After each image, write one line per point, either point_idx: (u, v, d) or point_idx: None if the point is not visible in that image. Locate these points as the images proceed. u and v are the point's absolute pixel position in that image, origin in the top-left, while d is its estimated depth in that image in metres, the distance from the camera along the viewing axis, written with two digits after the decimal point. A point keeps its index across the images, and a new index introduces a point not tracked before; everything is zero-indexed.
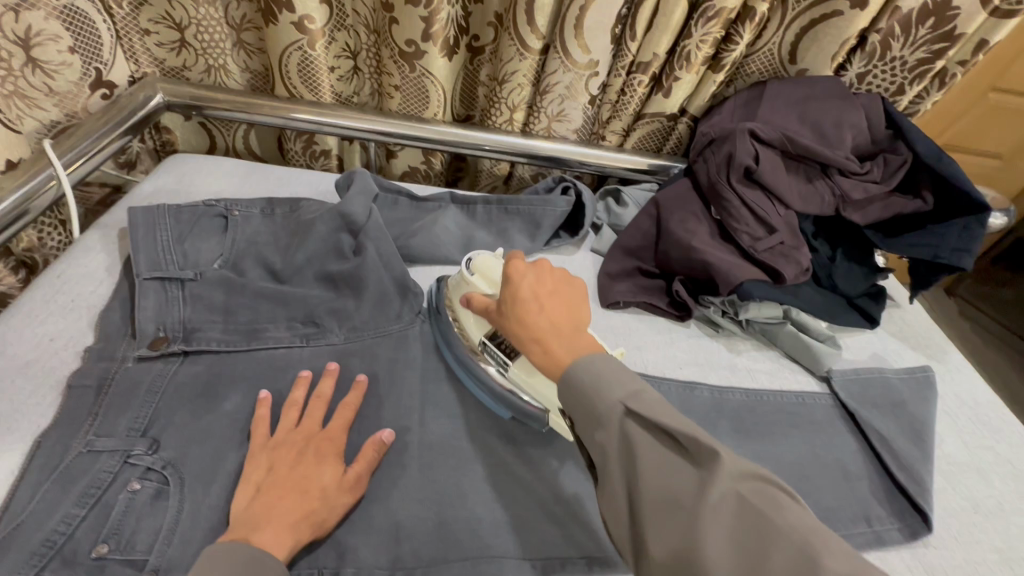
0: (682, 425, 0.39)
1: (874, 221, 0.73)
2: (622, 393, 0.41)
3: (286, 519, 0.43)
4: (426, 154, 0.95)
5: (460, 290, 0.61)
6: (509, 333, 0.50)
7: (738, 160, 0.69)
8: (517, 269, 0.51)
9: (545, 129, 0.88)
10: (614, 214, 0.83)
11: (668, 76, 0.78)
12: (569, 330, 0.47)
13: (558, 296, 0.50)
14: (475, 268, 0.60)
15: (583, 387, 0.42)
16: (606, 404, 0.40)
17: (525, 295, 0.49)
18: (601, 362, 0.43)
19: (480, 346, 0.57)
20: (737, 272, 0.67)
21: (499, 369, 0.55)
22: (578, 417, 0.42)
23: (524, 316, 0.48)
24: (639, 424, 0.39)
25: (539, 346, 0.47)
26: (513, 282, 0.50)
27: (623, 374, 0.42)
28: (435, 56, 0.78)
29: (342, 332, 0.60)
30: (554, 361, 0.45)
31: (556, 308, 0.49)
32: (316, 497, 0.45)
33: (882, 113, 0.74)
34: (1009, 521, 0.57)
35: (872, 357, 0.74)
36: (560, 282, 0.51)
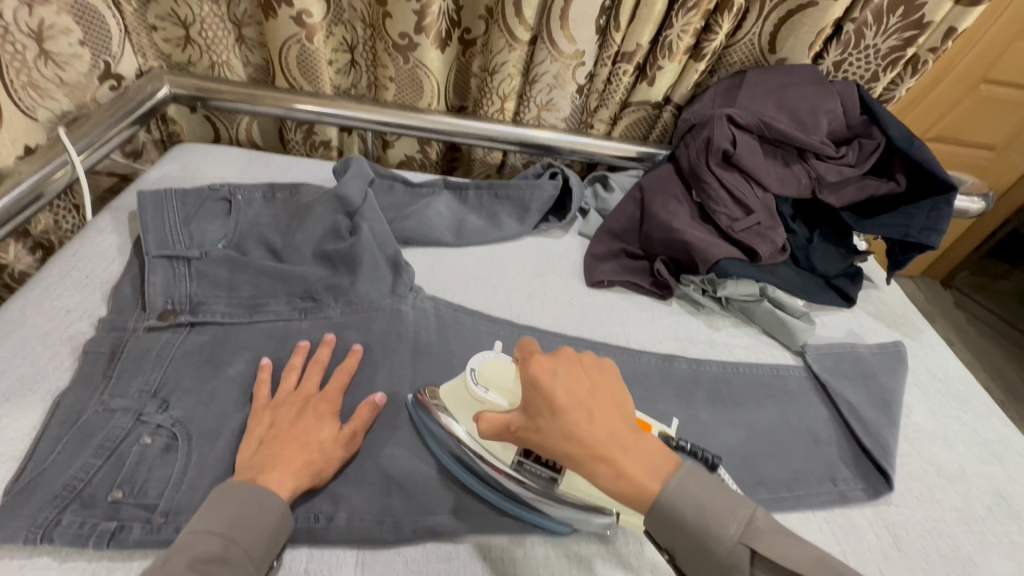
0: (811, 561, 0.38)
1: (849, 202, 0.76)
2: (737, 528, 0.39)
3: (290, 465, 0.46)
4: (421, 143, 0.98)
5: (473, 413, 0.52)
6: (560, 454, 0.42)
7: (716, 145, 0.72)
8: (547, 379, 0.43)
9: (535, 119, 0.91)
10: (601, 199, 0.86)
11: (652, 66, 0.81)
12: (630, 435, 0.42)
13: (598, 394, 0.44)
14: (481, 379, 0.52)
15: (689, 530, 0.39)
16: (722, 544, 0.39)
17: (571, 408, 0.42)
18: (688, 485, 0.41)
19: (517, 468, 0.50)
20: (714, 250, 0.71)
21: (547, 485, 0.50)
22: (687, 557, 0.40)
23: (577, 429, 0.41)
24: (765, 567, 0.38)
25: (605, 467, 0.41)
26: (550, 395, 0.43)
27: (727, 500, 0.40)
28: (428, 48, 0.82)
29: (339, 306, 0.64)
30: (630, 483, 0.40)
31: (605, 414, 0.43)
32: (314, 450, 0.48)
33: (857, 99, 0.76)
34: (970, 483, 0.60)
35: (848, 333, 0.77)
36: (591, 376, 0.45)
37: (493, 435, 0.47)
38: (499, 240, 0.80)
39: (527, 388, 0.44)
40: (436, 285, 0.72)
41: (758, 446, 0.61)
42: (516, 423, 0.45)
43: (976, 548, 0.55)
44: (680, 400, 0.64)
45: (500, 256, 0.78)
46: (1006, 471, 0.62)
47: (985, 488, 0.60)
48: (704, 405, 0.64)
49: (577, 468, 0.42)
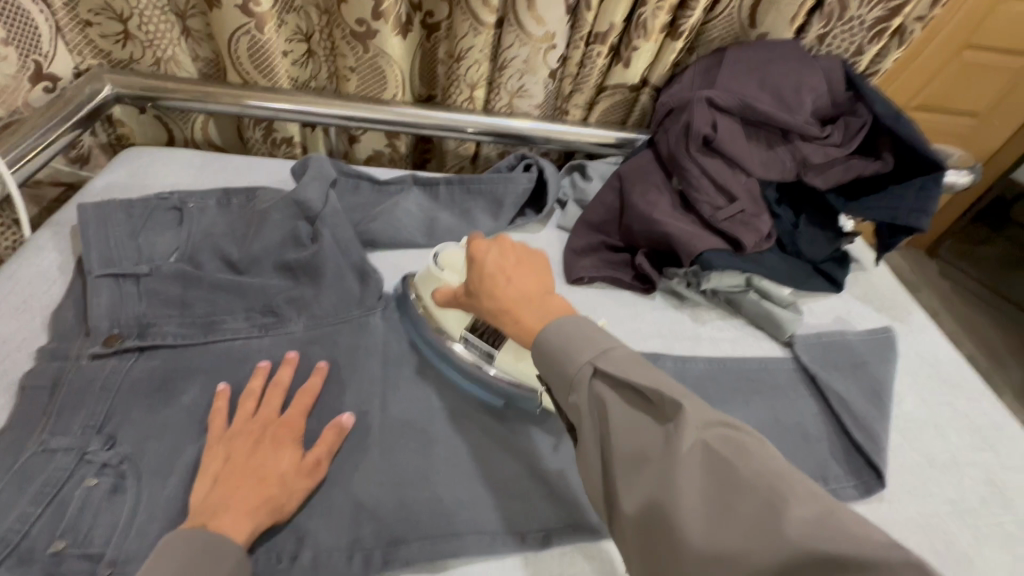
0: (649, 379, 0.40)
1: (835, 185, 0.73)
2: (592, 353, 0.42)
3: (249, 503, 0.44)
4: (389, 137, 0.93)
5: (430, 285, 0.59)
6: (480, 311, 0.50)
7: (696, 129, 0.68)
8: (478, 247, 0.50)
9: (507, 107, 0.86)
10: (579, 189, 0.82)
11: (627, 46, 0.77)
12: (536, 298, 0.48)
13: (522, 267, 0.50)
14: (445, 263, 0.59)
15: (555, 349, 0.43)
16: (572, 363, 0.42)
17: (490, 271, 0.49)
18: (569, 324, 0.44)
19: (462, 341, 0.57)
20: (697, 241, 0.67)
21: (485, 360, 0.56)
22: (550, 377, 0.43)
23: (494, 289, 0.48)
24: (609, 383, 0.41)
25: (508, 318, 0.47)
26: (477, 260, 0.50)
27: (591, 334, 0.43)
28: (387, 35, 0.76)
29: (302, 321, 0.60)
30: (523, 329, 0.47)
31: (519, 279, 0.49)
32: (275, 486, 0.46)
33: (841, 74, 0.73)
34: (962, 473, 0.59)
35: (836, 320, 0.74)
36: (522, 255, 0.52)
37: (445, 303, 0.55)
38: (473, 238, 0.76)
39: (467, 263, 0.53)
40: None
41: None
42: (455, 292, 0.54)
43: (969, 541, 0.53)
44: None
45: None
46: (998, 457, 0.61)
47: (977, 477, 0.59)
48: None
49: (491, 317, 0.49)
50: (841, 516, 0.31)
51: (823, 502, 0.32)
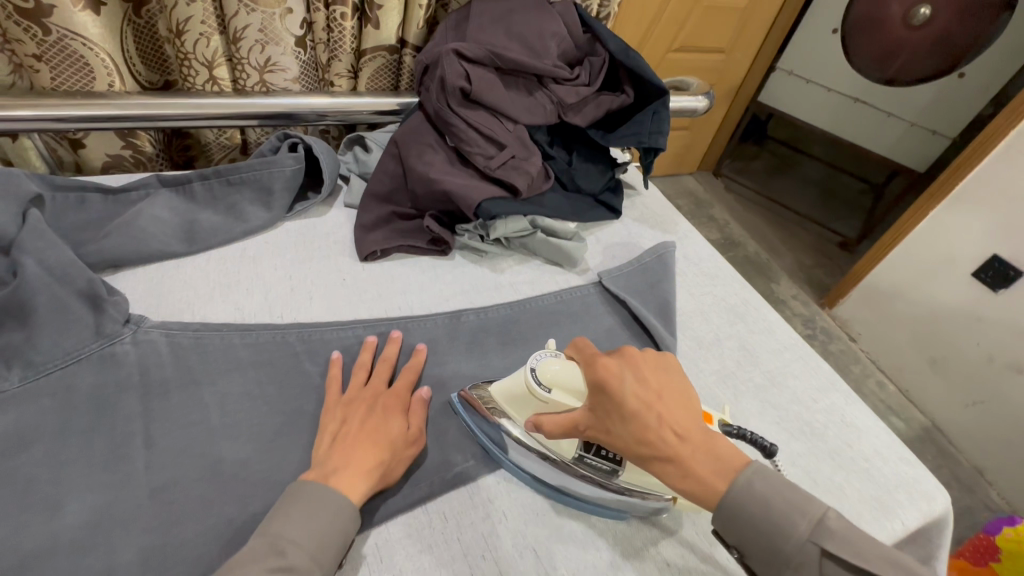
0: (870, 548, 0.38)
1: (593, 120, 0.79)
2: (809, 526, 0.39)
3: (364, 465, 0.45)
4: (123, 138, 0.78)
5: (530, 405, 0.50)
6: (614, 446, 0.43)
7: (450, 83, 0.68)
8: (612, 373, 0.43)
9: (260, 84, 0.78)
10: (360, 162, 0.78)
11: (370, 6, 0.74)
12: (704, 437, 0.42)
13: (665, 394, 0.44)
14: (543, 379, 0.47)
15: (760, 522, 0.39)
16: (791, 541, 0.39)
17: (635, 407, 0.42)
18: (762, 484, 0.40)
19: (577, 463, 0.49)
20: (473, 193, 0.68)
21: (605, 478, 0.49)
22: (752, 551, 0.40)
23: (647, 433, 0.41)
24: (839, 564, 0.37)
25: (674, 466, 0.41)
26: (614, 392, 0.43)
27: (798, 494, 0.40)
28: (69, 9, 0.62)
29: (15, 372, 0.48)
30: (705, 490, 0.41)
31: (678, 411, 0.43)
32: (386, 449, 0.47)
33: (576, 17, 0.78)
34: (723, 347, 0.70)
35: (622, 242, 0.83)
36: (655, 373, 0.45)
37: (556, 433, 0.46)
38: (245, 234, 0.68)
39: (585, 374, 0.46)
40: (171, 307, 0.58)
41: None
42: (581, 425, 0.45)
43: (732, 399, 0.64)
44: (473, 353, 0.62)
45: (251, 252, 0.67)
46: (748, 326, 0.74)
47: (733, 346, 0.70)
48: (495, 351, 0.63)
49: (637, 459, 0.43)
50: None
51: None
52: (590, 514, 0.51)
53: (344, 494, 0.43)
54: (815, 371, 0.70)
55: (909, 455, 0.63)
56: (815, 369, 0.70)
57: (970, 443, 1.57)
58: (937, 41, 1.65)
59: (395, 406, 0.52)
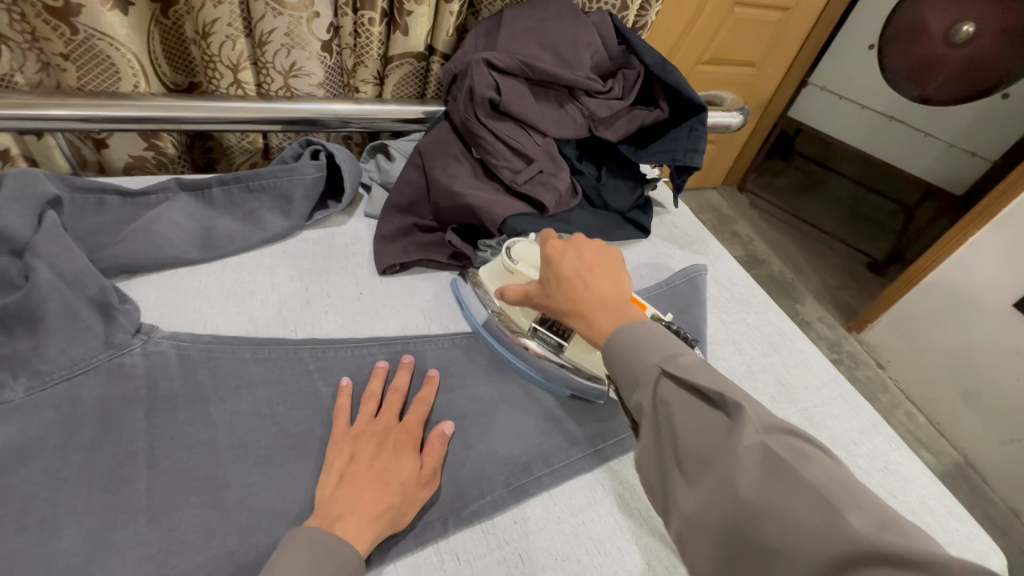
0: (712, 380, 0.38)
1: (624, 135, 0.76)
2: (659, 357, 0.40)
3: (370, 509, 0.43)
4: (146, 138, 0.77)
5: (501, 278, 0.61)
6: (557, 311, 0.50)
7: (479, 94, 0.65)
8: (555, 248, 0.51)
9: (284, 89, 0.76)
10: (382, 171, 0.76)
11: (400, 12, 0.72)
12: (617, 300, 0.46)
13: (600, 270, 0.49)
14: (514, 255, 0.59)
15: (625, 347, 0.41)
16: (644, 364, 0.40)
17: (568, 274, 0.49)
18: (642, 329, 0.42)
19: (531, 334, 0.59)
20: (498, 210, 0.66)
21: (553, 352, 0.58)
22: (617, 374, 0.42)
23: (570, 291, 0.48)
24: (676, 383, 0.38)
25: (583, 317, 0.46)
26: (554, 262, 0.50)
27: (665, 338, 0.41)
28: (96, 8, 0.61)
29: (20, 382, 0.47)
30: (597, 326, 0.45)
31: (603, 284, 0.48)
32: (396, 492, 0.45)
33: (611, 28, 0.75)
34: (756, 379, 0.66)
35: (650, 263, 0.79)
36: (598, 257, 0.51)
37: (513, 302, 0.56)
38: (262, 242, 0.66)
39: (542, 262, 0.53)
40: (183, 317, 0.56)
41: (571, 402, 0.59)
42: (530, 292, 0.53)
43: None
44: (491, 376, 0.59)
45: (267, 261, 0.65)
46: (783, 359, 0.69)
47: (767, 380, 0.66)
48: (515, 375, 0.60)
49: (563, 314, 0.49)
50: (896, 527, 0.29)
51: (891, 515, 0.31)
52: (613, 561, 0.48)
53: (349, 546, 0.40)
54: (855, 411, 0.65)
55: (958, 508, 0.58)
56: (856, 409, 0.65)
57: (1004, 482, 1.49)
58: (965, 63, 1.71)
59: (407, 442, 0.49)
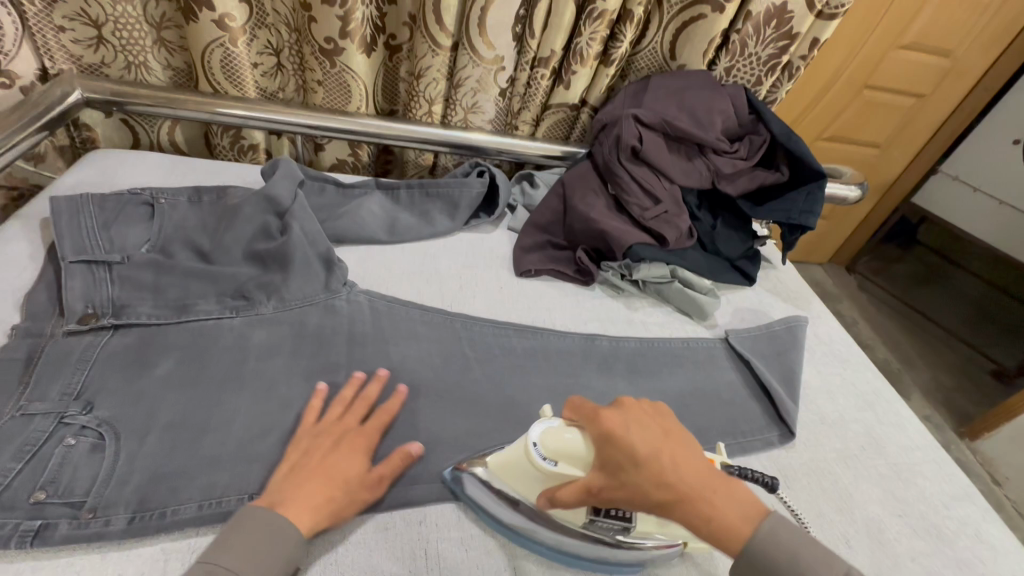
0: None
1: (743, 191, 0.85)
2: (753, 481, 0.49)
3: (311, 500, 0.47)
4: (353, 146, 1.00)
5: (536, 477, 0.49)
6: (633, 500, 0.44)
7: (625, 141, 0.79)
8: (615, 424, 0.45)
9: (462, 121, 0.95)
10: (527, 195, 0.91)
11: (567, 71, 0.88)
12: (722, 483, 0.45)
13: (671, 442, 0.46)
14: (545, 453, 0.48)
15: (771, 549, 0.42)
16: (740, 468, 0.50)
17: (645, 454, 0.44)
18: (782, 529, 0.43)
19: (589, 526, 0.50)
20: (626, 238, 0.77)
21: (619, 537, 0.50)
22: (723, 498, 0.44)
23: (664, 477, 0.43)
24: (742, 474, 0.49)
25: (695, 506, 0.43)
26: (623, 439, 0.44)
27: (780, 506, 0.46)
28: (353, 53, 0.84)
29: (271, 303, 0.65)
30: (721, 522, 0.43)
31: (687, 465, 0.44)
32: (342, 488, 0.49)
33: (745, 100, 0.86)
34: (847, 428, 0.70)
35: (753, 308, 0.86)
36: (653, 418, 0.48)
37: (568, 500, 0.47)
38: (431, 236, 0.83)
39: (595, 442, 0.46)
40: (373, 281, 0.74)
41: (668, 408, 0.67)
42: (593, 488, 0.45)
43: (850, 480, 0.64)
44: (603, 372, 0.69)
45: (431, 251, 0.81)
46: (877, 416, 0.72)
47: (858, 431, 0.70)
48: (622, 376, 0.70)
49: (654, 504, 0.43)
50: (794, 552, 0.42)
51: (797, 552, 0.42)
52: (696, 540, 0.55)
53: (290, 525, 0.44)
54: (950, 478, 0.67)
55: None
56: (950, 476, 0.67)
57: None
58: None
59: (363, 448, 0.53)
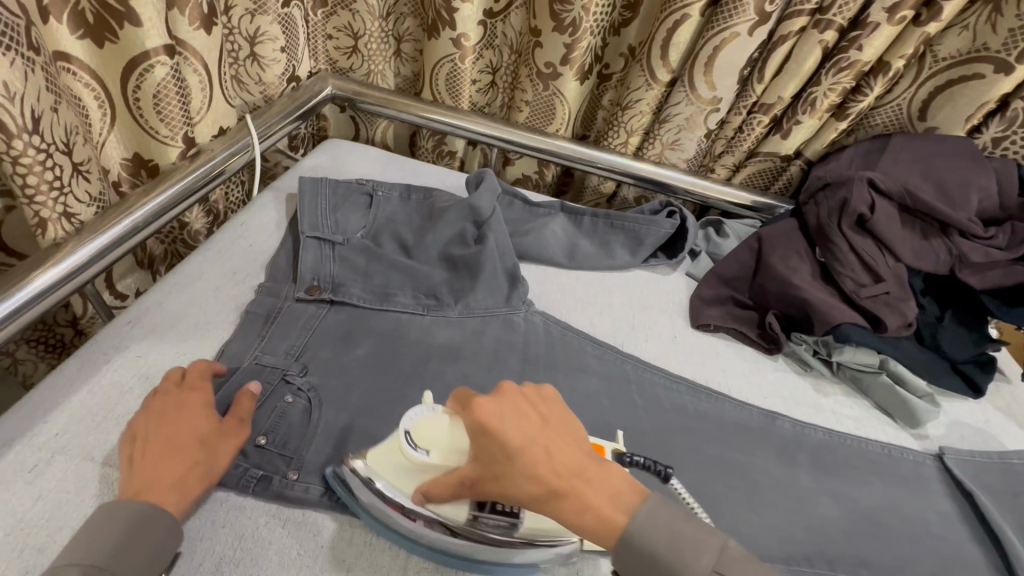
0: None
1: (993, 286, 0.70)
2: (710, 559, 0.38)
3: (168, 477, 0.44)
4: (541, 165, 1.02)
5: (411, 478, 0.47)
6: (516, 493, 0.41)
7: (852, 206, 0.70)
8: (491, 413, 0.41)
9: (656, 156, 0.92)
10: (713, 243, 0.85)
11: (789, 119, 0.81)
12: (594, 465, 0.42)
13: (550, 435, 0.42)
14: (419, 442, 0.47)
15: (659, 551, 0.38)
16: (698, 573, 0.37)
17: (520, 445, 0.40)
18: (659, 514, 0.40)
19: (472, 526, 0.46)
20: (835, 312, 0.68)
21: (504, 532, 0.47)
22: None
23: (541, 472, 0.40)
24: None
25: (574, 502, 0.40)
26: (497, 434, 0.40)
27: (696, 526, 0.39)
28: (569, 79, 0.85)
29: (458, 307, 0.68)
30: (602, 523, 0.40)
31: (565, 452, 0.42)
32: (199, 450, 0.47)
33: (1014, 179, 0.72)
34: None
35: (977, 427, 0.71)
36: (535, 408, 0.44)
37: (444, 492, 0.45)
38: (608, 268, 0.81)
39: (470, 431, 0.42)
40: (547, 304, 0.74)
41: (860, 524, 0.58)
42: (464, 479, 0.44)
43: None
44: (781, 460, 0.62)
45: (607, 284, 0.79)
46: None
47: None
48: (805, 470, 0.61)
49: (532, 500, 0.41)
50: None
51: None
52: None
53: (145, 503, 0.41)
54: None
55: None
56: None
57: None
58: None
59: (209, 408, 0.50)
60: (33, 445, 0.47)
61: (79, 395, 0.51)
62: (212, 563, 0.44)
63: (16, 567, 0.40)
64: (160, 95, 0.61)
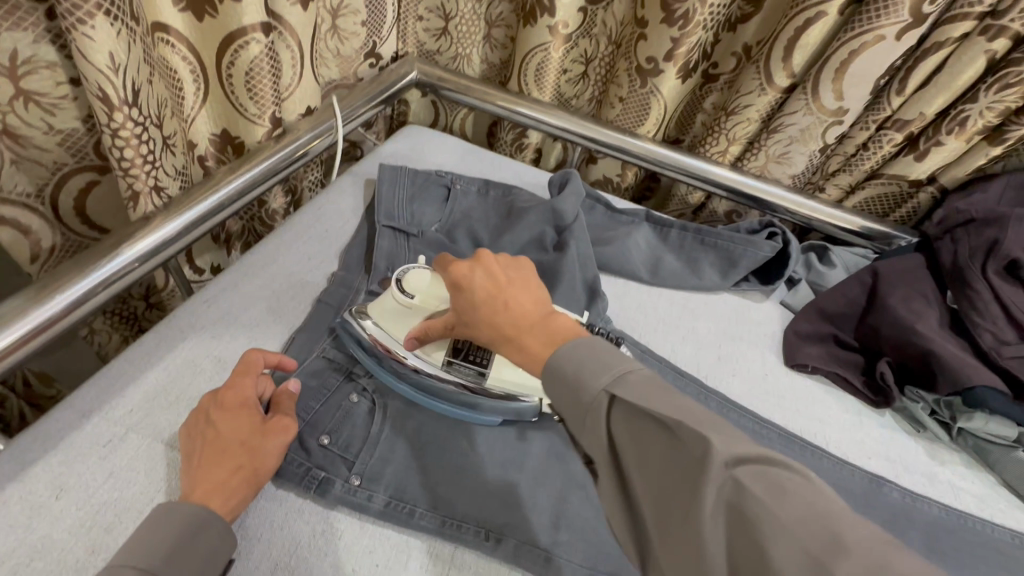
0: (666, 401, 0.32)
1: None
2: (607, 377, 0.34)
3: (215, 479, 0.42)
4: (625, 167, 0.95)
5: (395, 314, 0.55)
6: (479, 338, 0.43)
7: (1005, 249, 0.60)
8: (462, 271, 0.45)
9: (759, 168, 0.83)
10: (816, 272, 0.76)
11: (928, 139, 0.70)
12: (543, 314, 0.41)
13: (514, 284, 0.44)
14: (407, 287, 0.55)
15: (563, 379, 0.36)
16: (586, 391, 0.34)
17: (481, 293, 0.43)
18: (583, 344, 0.37)
19: (448, 368, 0.54)
20: (969, 371, 0.58)
21: (473, 380, 0.54)
22: (565, 415, 0.36)
23: (492, 314, 0.42)
24: (628, 411, 0.33)
25: (513, 345, 0.40)
26: (462, 283, 0.45)
27: (605, 355, 0.36)
28: (666, 78, 0.78)
29: None
30: (533, 360, 0.39)
31: (519, 299, 0.43)
32: (244, 452, 0.43)
33: None
34: None
35: None
36: (510, 270, 0.46)
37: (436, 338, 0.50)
38: (694, 288, 0.74)
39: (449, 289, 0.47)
40: (626, 321, 0.69)
41: None
42: (447, 321, 0.48)
43: None
44: (888, 535, 0.54)
45: (692, 306, 0.72)
46: None
47: None
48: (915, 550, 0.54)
49: (491, 344, 0.43)
50: (838, 524, 0.27)
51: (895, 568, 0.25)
52: None
53: (192, 512, 0.39)
54: None
55: None
56: None
57: None
58: None
59: (251, 404, 0.46)
60: (111, 418, 0.47)
61: (155, 373, 0.51)
62: (269, 567, 0.43)
63: (87, 543, 0.40)
64: (251, 74, 0.59)
